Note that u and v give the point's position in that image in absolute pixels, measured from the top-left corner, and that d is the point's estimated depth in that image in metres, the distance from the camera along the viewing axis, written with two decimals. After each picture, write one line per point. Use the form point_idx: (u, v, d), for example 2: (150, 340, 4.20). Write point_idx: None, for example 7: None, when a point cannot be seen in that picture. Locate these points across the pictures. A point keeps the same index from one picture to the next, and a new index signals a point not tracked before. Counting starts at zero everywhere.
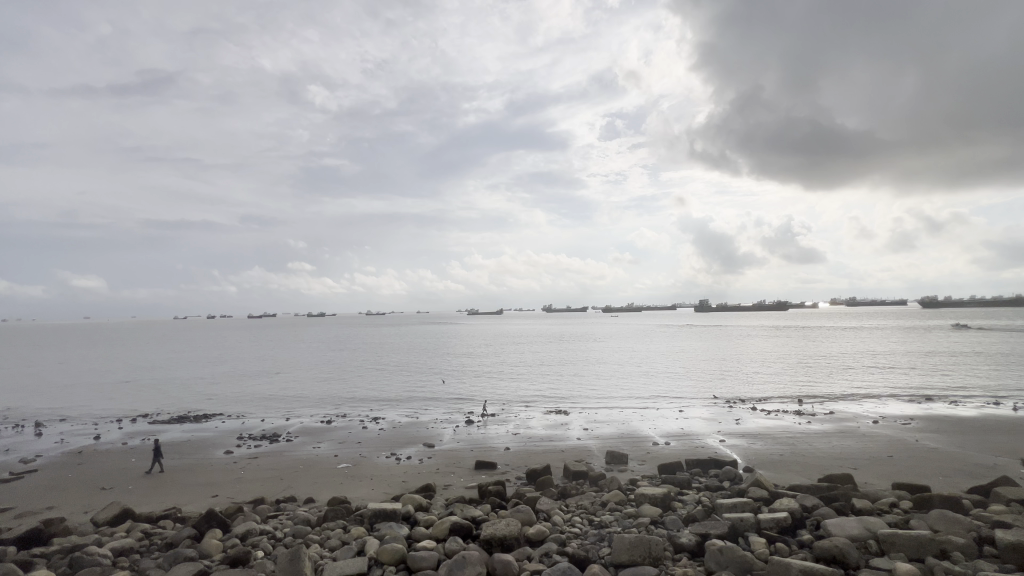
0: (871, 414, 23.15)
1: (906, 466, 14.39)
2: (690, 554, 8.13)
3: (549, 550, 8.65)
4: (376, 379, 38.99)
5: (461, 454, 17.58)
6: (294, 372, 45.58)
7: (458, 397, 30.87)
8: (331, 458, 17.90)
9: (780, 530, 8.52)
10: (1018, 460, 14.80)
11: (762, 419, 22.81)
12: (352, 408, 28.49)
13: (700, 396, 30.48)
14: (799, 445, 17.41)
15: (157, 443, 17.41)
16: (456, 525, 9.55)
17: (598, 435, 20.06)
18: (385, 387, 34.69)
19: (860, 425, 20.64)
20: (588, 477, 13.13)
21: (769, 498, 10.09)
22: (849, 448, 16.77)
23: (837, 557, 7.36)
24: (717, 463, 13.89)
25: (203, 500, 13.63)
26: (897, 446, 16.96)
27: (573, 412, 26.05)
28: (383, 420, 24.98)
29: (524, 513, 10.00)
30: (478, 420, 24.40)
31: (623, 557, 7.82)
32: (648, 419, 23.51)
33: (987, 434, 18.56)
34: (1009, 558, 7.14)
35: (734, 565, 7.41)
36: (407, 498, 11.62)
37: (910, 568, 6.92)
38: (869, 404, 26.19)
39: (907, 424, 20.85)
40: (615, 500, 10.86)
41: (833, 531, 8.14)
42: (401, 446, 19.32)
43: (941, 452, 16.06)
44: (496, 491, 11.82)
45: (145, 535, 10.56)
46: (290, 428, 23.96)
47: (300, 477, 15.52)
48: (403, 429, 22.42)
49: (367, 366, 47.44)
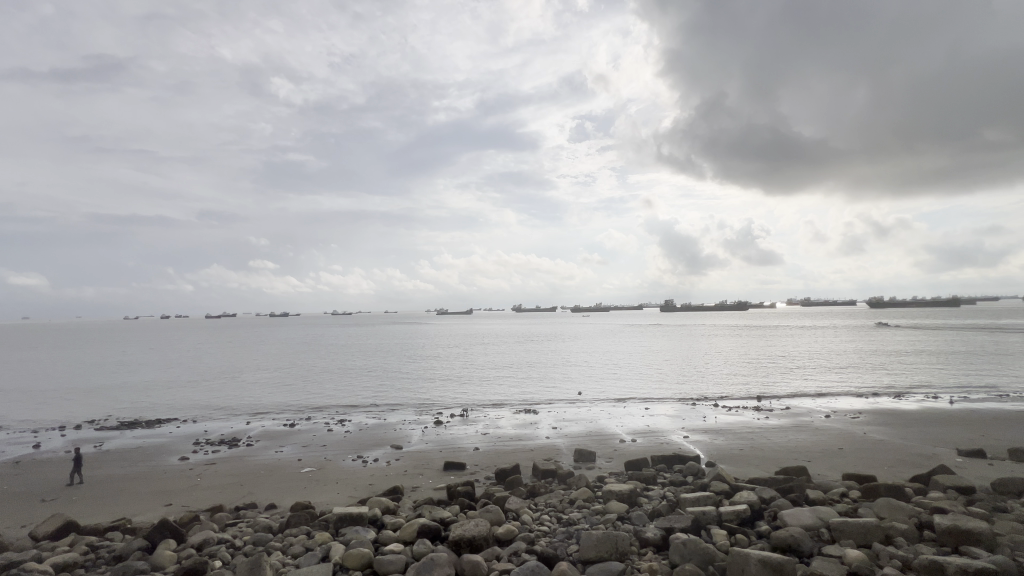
0: (823, 409, 24.39)
1: (856, 458, 15.21)
2: (655, 548, 8.32)
3: (518, 549, 8.65)
4: (342, 382, 38.16)
5: (430, 455, 17.43)
6: (257, 375, 44.20)
7: (427, 399, 30.61)
8: (294, 462, 17.39)
9: (740, 522, 8.84)
10: (954, 450, 15.88)
11: (724, 415, 23.63)
12: (317, 411, 27.74)
13: (665, 394, 31.31)
14: (759, 440, 18.12)
15: (79, 451, 16.24)
16: (424, 527, 9.46)
17: (567, 434, 20.24)
18: (351, 390, 34.04)
19: (815, 420, 21.65)
20: (556, 476, 13.29)
21: (730, 491, 10.48)
22: (803, 442, 17.57)
23: (792, 546, 7.70)
24: (681, 459, 14.28)
25: (156, 510, 12.99)
26: (848, 439, 17.89)
27: (542, 411, 26.26)
28: (349, 422, 24.48)
29: (493, 513, 10.00)
30: (447, 421, 24.27)
31: (590, 553, 7.94)
32: (615, 416, 23.98)
33: (927, 426, 19.82)
34: (946, 541, 7.64)
35: (697, 557, 7.61)
36: (374, 501, 11.43)
37: (858, 554, 7.29)
38: (822, 400, 27.52)
39: (857, 417, 22.06)
40: (584, 498, 11.01)
41: (789, 521, 8.52)
42: (368, 448, 18.99)
43: (886, 443, 17.06)
44: (465, 492, 11.79)
45: (91, 548, 9.97)
46: (250, 432, 23.14)
47: (261, 482, 15.00)
48: (370, 432, 22.03)
49: (336, 368, 46.64)
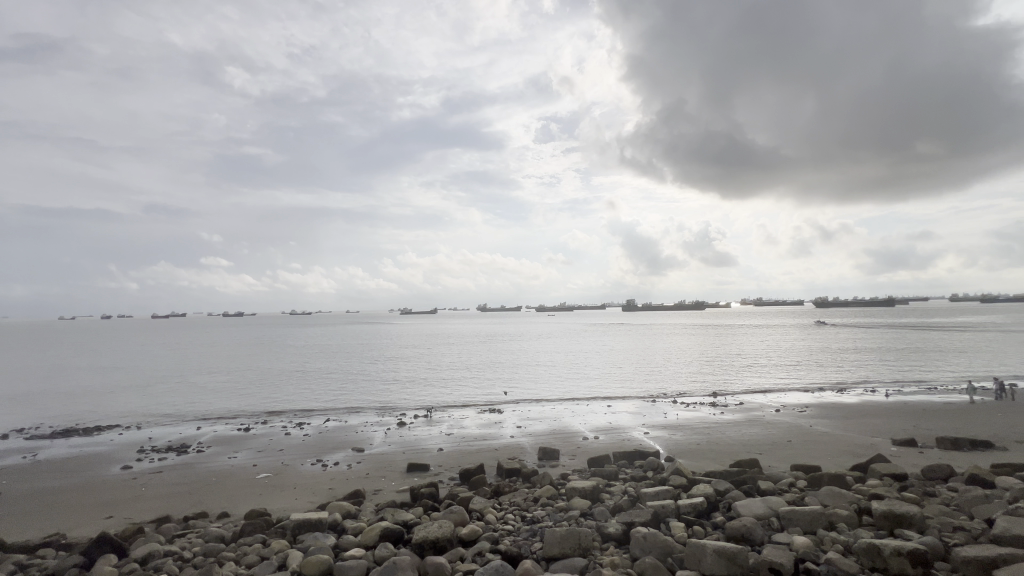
0: (774, 404, 25.67)
1: (803, 449, 16.09)
2: (616, 543, 8.51)
3: (481, 549, 8.62)
4: (300, 385, 36.95)
5: (392, 457, 17.14)
6: (208, 379, 42.16)
7: (389, 401, 30.09)
8: (249, 467, 16.71)
9: (697, 514, 9.17)
10: (890, 439, 17.06)
11: (683, 411, 24.45)
12: (274, 415, 26.72)
13: (627, 392, 32.07)
14: (715, 434, 18.86)
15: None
16: (386, 531, 9.30)
17: (531, 432, 20.36)
18: (311, 394, 33.00)
19: (766, 414, 22.76)
20: (521, 474, 13.37)
21: (688, 485, 10.85)
22: (755, 435, 18.41)
23: (745, 535, 8.05)
24: (642, 454, 14.65)
25: (95, 523, 12.15)
26: (795, 432, 18.90)
27: (506, 410, 26.33)
28: (308, 425, 23.76)
29: (457, 514, 9.94)
30: (410, 422, 23.93)
31: (554, 550, 8.02)
32: (578, 414, 24.33)
33: (866, 418, 21.20)
34: (882, 525, 8.18)
35: (656, 550, 7.83)
36: (334, 506, 11.12)
37: (805, 540, 7.69)
38: (773, 395, 28.92)
39: (803, 411, 23.35)
40: (547, 495, 11.13)
41: (743, 511, 8.91)
42: (328, 451, 18.45)
43: (830, 435, 18.13)
44: (428, 493, 11.69)
45: (18, 568, 9.21)
46: (201, 438, 22.05)
47: (212, 490, 14.29)
48: (331, 435, 21.45)
49: (294, 370, 45.13)
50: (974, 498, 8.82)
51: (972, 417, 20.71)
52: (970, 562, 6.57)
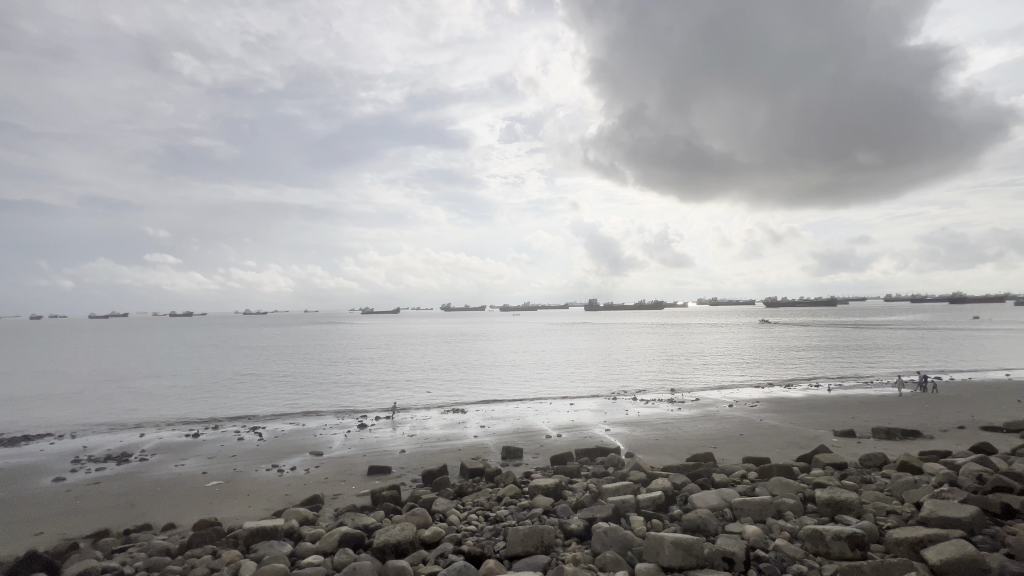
0: (728, 400, 26.83)
1: (753, 442, 16.87)
2: (578, 539, 8.64)
3: (444, 550, 8.54)
4: (254, 389, 35.48)
5: (353, 460, 16.74)
6: (153, 383, 39.76)
7: (349, 404, 29.36)
8: (198, 475, 15.87)
9: (655, 508, 9.45)
10: (832, 431, 18.15)
11: (642, 408, 25.16)
12: (225, 421, 25.49)
13: (589, 390, 32.66)
14: (672, 430, 19.47)
15: None
16: (346, 536, 9.06)
17: (495, 432, 20.35)
18: (266, 398, 31.72)
19: (720, 409, 23.70)
20: (484, 474, 13.36)
21: (647, 479, 11.17)
22: (710, 430, 19.14)
23: (700, 526, 8.36)
24: (603, 451, 14.94)
25: (22, 541, 11.21)
26: (747, 426, 19.82)
27: (470, 410, 26.22)
28: (263, 430, 22.83)
29: (420, 516, 9.82)
30: (371, 423, 23.44)
31: (517, 549, 8.07)
32: (541, 413, 24.52)
33: (810, 411, 22.48)
34: (825, 511, 8.70)
35: (617, 544, 8.00)
36: (291, 512, 10.75)
37: (755, 529, 8.07)
38: (726, 391, 30.20)
39: (755, 406, 24.53)
40: (510, 494, 11.17)
41: (698, 503, 9.26)
42: (284, 457, 17.78)
43: (778, 428, 19.11)
44: (390, 497, 11.51)
45: None
46: (144, 445, 20.78)
47: (157, 501, 13.48)
48: (287, 439, 20.68)
49: (248, 374, 43.33)
50: (904, 483, 9.53)
51: (903, 408, 22.36)
52: (901, 543, 7.09)
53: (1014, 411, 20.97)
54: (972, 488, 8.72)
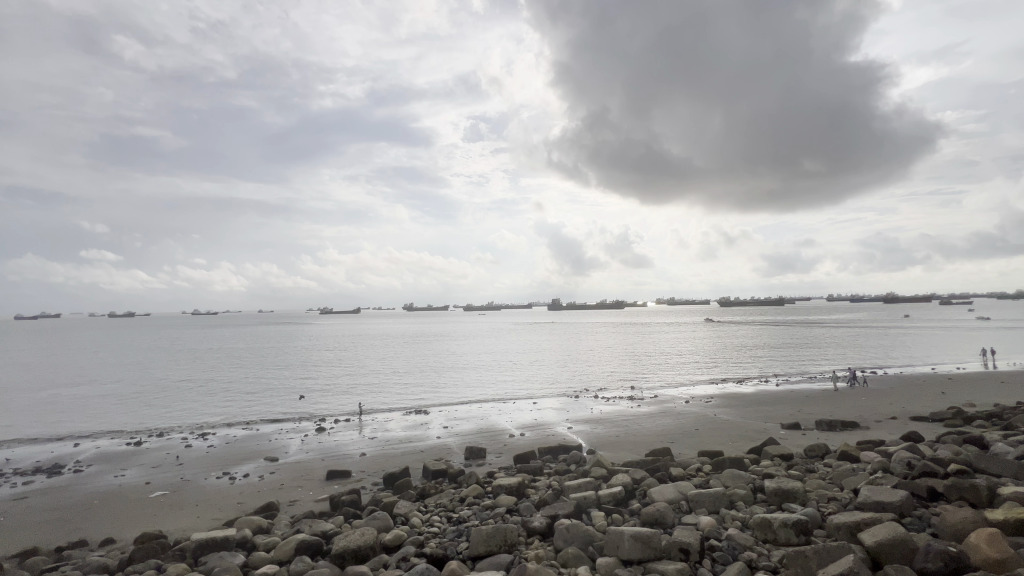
0: (684, 396, 27.90)
1: (709, 436, 17.55)
2: (540, 536, 8.71)
3: (407, 553, 8.39)
4: (204, 395, 33.80)
5: (311, 465, 16.23)
6: (89, 391, 37.12)
7: (306, 409, 28.45)
8: (141, 485, 14.96)
9: (615, 503, 9.68)
10: (780, 424, 19.14)
11: (603, 405, 25.76)
12: (171, 429, 24.15)
13: (552, 389, 33.12)
14: (632, 427, 19.97)
15: None
16: (303, 544, 8.78)
17: (458, 432, 20.30)
18: (217, 405, 30.27)
19: (677, 405, 24.58)
20: (447, 475, 13.27)
21: (607, 475, 11.42)
22: (668, 426, 19.76)
23: (658, 519, 8.62)
24: (565, 449, 15.15)
25: None
26: (702, 420, 20.65)
27: (433, 411, 25.96)
28: (213, 436, 21.79)
29: (381, 520, 9.64)
30: (330, 427, 22.84)
31: (480, 549, 8.06)
32: (504, 412, 24.61)
33: (760, 406, 23.61)
34: (773, 501, 9.17)
35: (578, 540, 8.13)
36: (244, 521, 10.30)
37: (709, 520, 8.41)
38: (683, 388, 31.39)
39: (709, 401, 25.61)
40: (473, 495, 11.13)
41: (656, 497, 9.56)
42: (236, 463, 17.02)
43: (731, 422, 20.00)
44: (350, 501, 11.24)
45: None
46: (79, 456, 19.37)
47: (93, 515, 12.58)
48: (240, 445, 19.81)
49: (195, 379, 41.30)
50: (843, 471, 10.19)
51: (843, 401, 23.86)
52: (841, 527, 7.56)
53: (938, 401, 22.79)
54: (902, 474, 9.42)
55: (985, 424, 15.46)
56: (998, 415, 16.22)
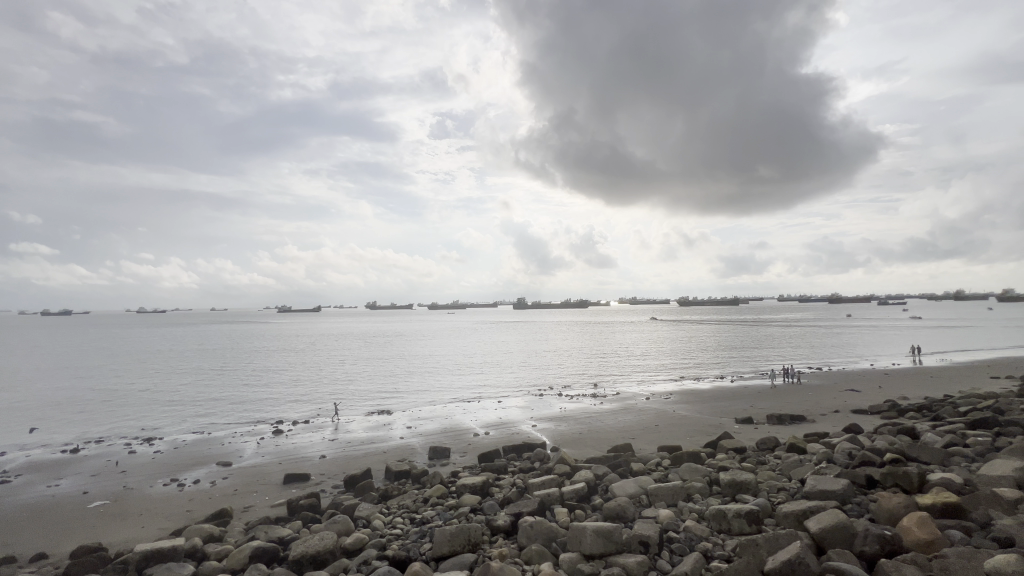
0: (644, 393, 28.71)
1: (668, 432, 18.10)
2: (504, 534, 8.72)
3: (368, 557, 8.20)
4: (150, 402, 31.99)
5: (267, 469, 15.63)
6: (20, 398, 34.45)
7: (262, 413, 27.38)
8: (78, 495, 13.99)
9: (578, 499, 9.81)
10: (734, 418, 19.99)
11: (567, 402, 26.25)
12: (113, 435, 22.71)
13: (517, 388, 33.34)
14: (595, 423, 20.36)
15: None
16: (258, 551, 8.46)
17: (422, 432, 20.12)
18: (165, 412, 28.69)
19: (639, 402, 25.30)
20: (410, 476, 13.10)
21: (571, 472, 11.60)
22: (629, 422, 20.29)
23: (619, 514, 8.80)
24: (529, 446, 15.25)
25: None
26: (662, 416, 21.37)
27: (397, 411, 25.67)
28: (161, 441, 20.65)
29: (341, 524, 9.41)
30: (287, 429, 22.12)
31: (443, 549, 7.99)
32: (469, 411, 24.51)
33: (715, 401, 24.60)
34: (727, 492, 9.55)
35: (542, 537, 8.19)
36: (193, 530, 9.82)
37: (667, 513, 8.67)
38: (644, 385, 32.32)
39: (668, 398, 26.47)
40: (437, 495, 11.02)
41: (617, 492, 9.78)
42: (185, 469, 16.19)
43: (688, 417, 20.79)
44: (308, 505, 10.93)
45: None
46: (5, 466, 17.90)
47: (21, 529, 11.65)
48: (190, 449, 18.89)
49: (140, 384, 39.05)
50: (791, 462, 10.74)
51: (790, 396, 25.18)
52: (789, 516, 7.96)
53: (876, 395, 24.36)
54: (844, 463, 10.03)
55: (917, 416, 16.62)
56: (927, 406, 17.53)
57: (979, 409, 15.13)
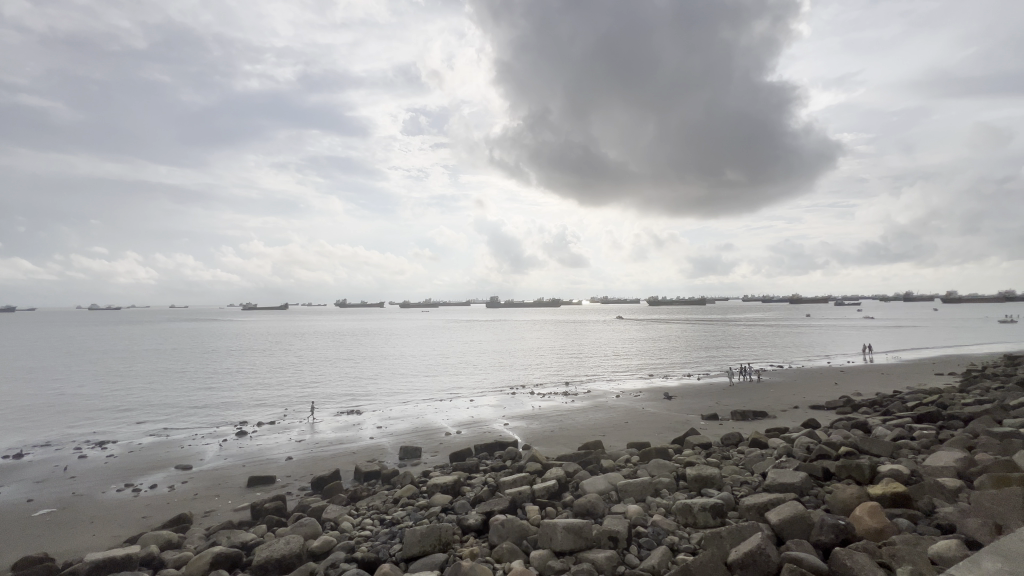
0: (615, 391, 29.23)
1: (637, 428, 18.48)
2: (475, 533, 8.71)
3: (336, 559, 8.04)
4: (100, 406, 30.32)
5: (229, 472, 15.10)
6: None
7: (225, 417, 26.42)
8: (23, 503, 13.18)
9: (549, 497, 9.91)
10: (700, 415, 20.57)
11: (539, 400, 26.51)
12: (62, 440, 21.46)
13: (489, 386, 33.35)
14: (567, 421, 20.60)
15: None
16: (219, 557, 8.18)
17: (392, 431, 19.86)
18: (120, 417, 27.29)
19: (609, 400, 25.73)
20: (380, 476, 12.91)
21: (542, 469, 11.71)
22: (599, 419, 20.67)
23: (590, 510, 8.93)
24: (501, 445, 15.28)
25: None
26: (631, 413, 21.82)
27: (367, 411, 25.25)
28: (114, 444, 19.66)
29: (308, 527, 9.21)
30: (252, 430, 21.44)
31: (413, 550, 7.92)
32: (441, 410, 24.37)
33: (681, 399, 25.31)
34: (693, 486, 9.82)
35: (513, 535, 8.22)
36: (150, 537, 9.40)
37: (636, 508, 8.84)
38: (614, 383, 32.92)
39: (638, 395, 27.05)
40: (407, 495, 10.91)
41: (588, 489, 9.92)
42: (141, 473, 15.48)
43: (657, 414, 21.28)
44: (273, 508, 10.62)
45: None
46: None
47: None
48: (147, 453, 18.05)
49: (89, 388, 36.91)
50: (754, 457, 11.14)
51: (753, 393, 26.17)
52: (751, 508, 8.26)
53: (832, 392, 25.59)
54: (802, 457, 10.46)
55: (869, 411, 17.53)
56: (877, 402, 18.51)
57: (925, 404, 16.11)
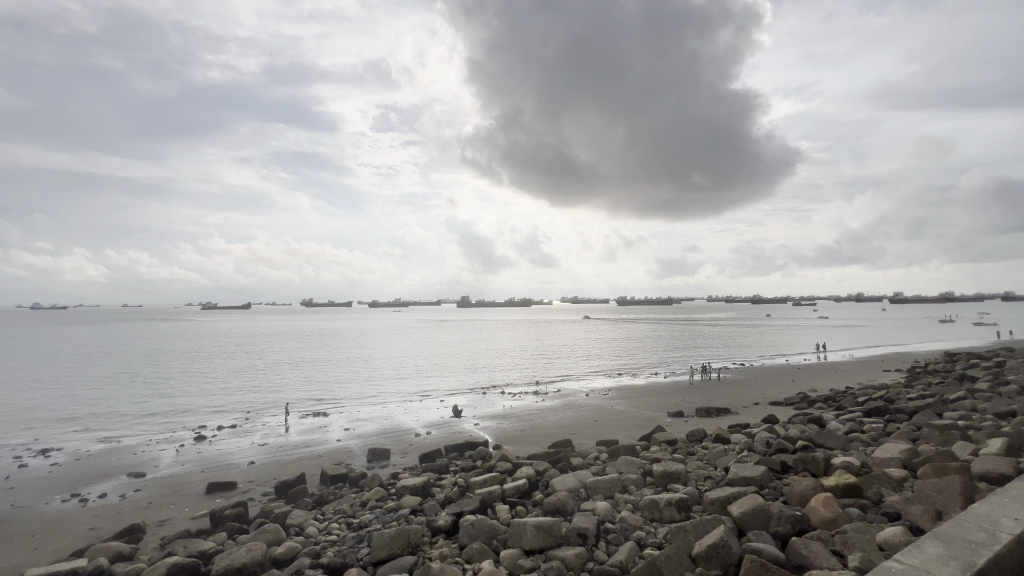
0: (584, 390, 29.62)
1: (606, 427, 18.79)
2: (445, 534, 8.66)
3: (301, 566, 7.82)
4: (44, 414, 28.46)
5: (187, 479, 14.47)
6: None
7: (182, 423, 25.25)
8: None
9: (519, 496, 9.96)
10: (666, 412, 21.07)
11: (510, 400, 26.57)
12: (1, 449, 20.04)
13: (459, 387, 33.20)
14: (537, 420, 20.72)
15: None
16: (175, 567, 7.82)
17: (360, 433, 19.52)
18: (66, 425, 25.69)
19: (579, 399, 26.02)
20: (347, 479, 12.64)
21: (512, 469, 11.75)
22: (570, 418, 20.88)
23: (559, 508, 9.02)
24: (472, 445, 15.24)
25: None
26: (600, 412, 22.12)
27: (334, 413, 24.69)
28: (59, 452, 18.48)
29: (271, 532, 8.93)
30: (211, 435, 20.60)
31: (382, 553, 7.81)
32: (410, 412, 24.07)
33: (648, 397, 25.90)
34: (659, 482, 10.05)
35: (483, 535, 8.21)
36: (98, 549, 8.88)
37: (605, 505, 8.99)
38: (583, 382, 33.32)
39: (606, 394, 27.49)
40: (376, 498, 10.73)
41: (557, 487, 10.01)
42: (91, 482, 14.65)
43: (625, 412, 21.66)
44: (234, 515, 10.23)
45: None
46: None
47: None
48: (96, 461, 17.07)
49: (29, 394, 34.49)
50: (717, 453, 11.49)
51: (717, 390, 26.98)
52: (714, 502, 8.52)
53: (790, 388, 26.67)
54: (763, 451, 10.86)
55: (824, 406, 18.37)
56: (831, 398, 19.39)
57: (874, 399, 16.99)
